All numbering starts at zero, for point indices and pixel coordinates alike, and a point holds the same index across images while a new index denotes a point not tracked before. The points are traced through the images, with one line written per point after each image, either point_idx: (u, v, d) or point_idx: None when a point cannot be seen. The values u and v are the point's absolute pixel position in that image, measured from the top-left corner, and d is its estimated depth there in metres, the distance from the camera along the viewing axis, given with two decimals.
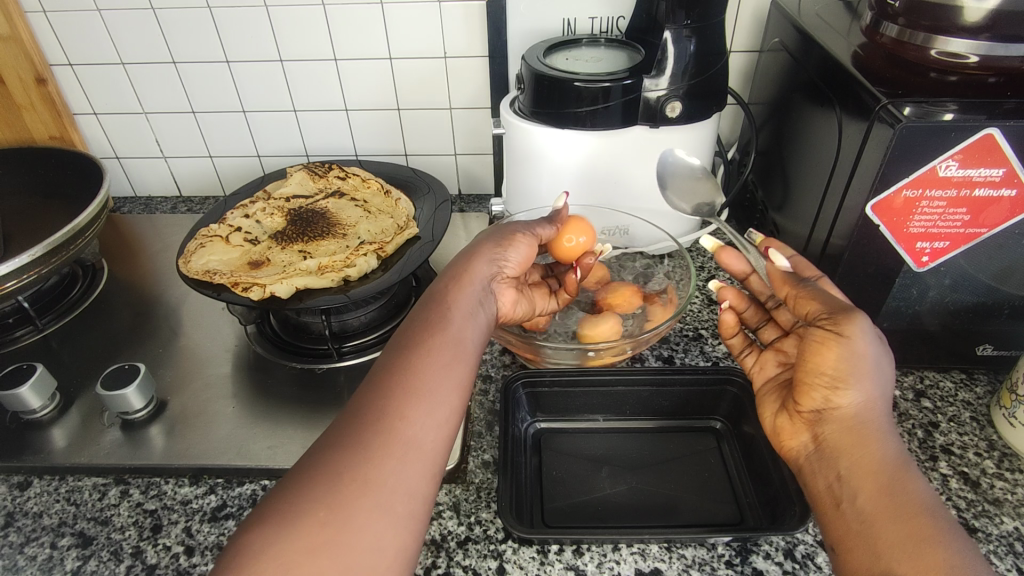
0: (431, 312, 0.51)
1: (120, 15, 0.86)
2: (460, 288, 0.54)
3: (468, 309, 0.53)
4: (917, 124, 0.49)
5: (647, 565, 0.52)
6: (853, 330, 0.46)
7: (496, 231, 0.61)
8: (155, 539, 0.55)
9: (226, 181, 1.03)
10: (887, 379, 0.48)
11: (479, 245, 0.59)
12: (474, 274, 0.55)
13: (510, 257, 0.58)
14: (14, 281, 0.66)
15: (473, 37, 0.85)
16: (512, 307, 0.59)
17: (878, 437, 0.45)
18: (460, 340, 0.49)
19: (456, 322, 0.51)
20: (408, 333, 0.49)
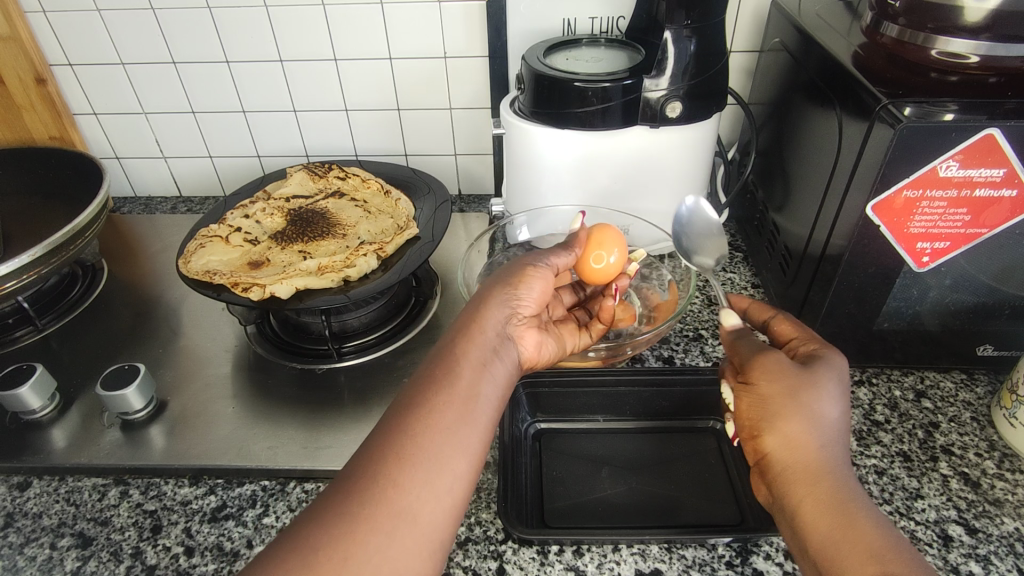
0: (441, 365, 0.47)
1: (119, 15, 0.86)
2: (474, 336, 0.50)
3: (481, 360, 0.48)
4: (918, 124, 0.49)
5: (647, 565, 0.52)
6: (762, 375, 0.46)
7: (510, 267, 0.56)
8: (155, 540, 0.55)
9: (226, 181, 1.03)
10: (831, 400, 0.45)
11: (493, 284, 0.54)
12: (486, 320, 0.51)
13: (523, 296, 0.54)
14: (13, 281, 0.66)
15: (473, 37, 0.85)
16: (537, 350, 0.55)
17: (824, 472, 0.43)
18: (467, 398, 0.45)
19: (467, 377, 0.47)
20: (414, 388, 0.45)
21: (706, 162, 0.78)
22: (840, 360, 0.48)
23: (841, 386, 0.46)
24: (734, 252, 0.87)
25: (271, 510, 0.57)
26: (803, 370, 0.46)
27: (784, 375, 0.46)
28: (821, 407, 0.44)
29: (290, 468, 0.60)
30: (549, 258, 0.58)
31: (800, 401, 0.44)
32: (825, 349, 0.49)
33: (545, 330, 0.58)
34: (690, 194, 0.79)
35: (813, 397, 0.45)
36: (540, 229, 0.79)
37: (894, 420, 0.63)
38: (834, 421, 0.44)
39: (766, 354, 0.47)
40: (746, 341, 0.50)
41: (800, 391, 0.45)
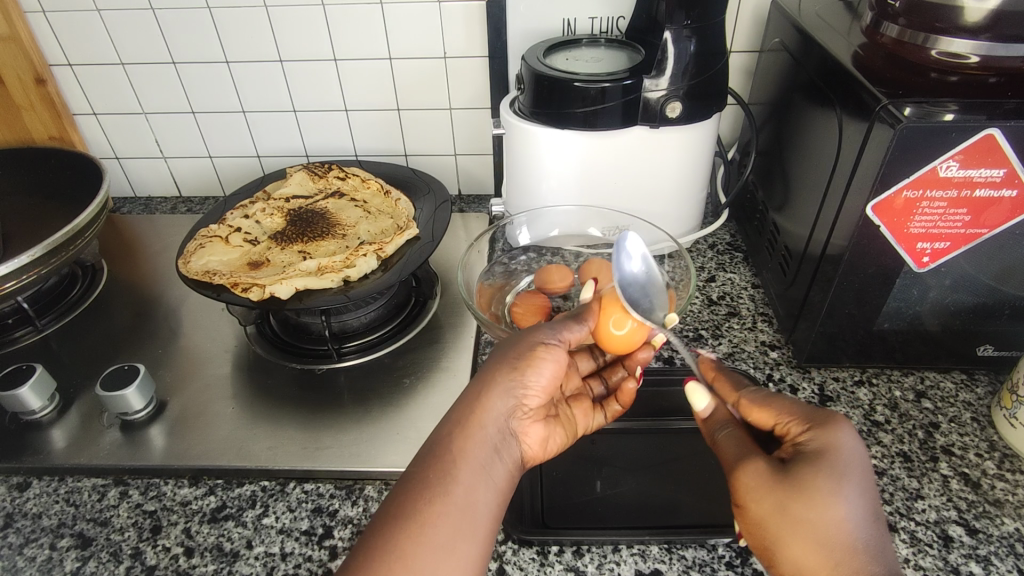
0: (434, 471, 0.45)
1: (119, 15, 0.86)
2: (473, 433, 0.47)
3: (481, 463, 0.46)
4: (918, 124, 0.49)
5: (647, 566, 0.52)
6: (750, 479, 0.43)
7: (517, 343, 0.51)
8: (155, 540, 0.55)
9: (226, 181, 1.03)
10: (835, 504, 0.40)
11: (498, 365, 0.50)
12: (488, 413, 0.48)
13: (534, 383, 0.50)
14: (13, 281, 0.66)
15: (473, 37, 0.85)
16: (540, 443, 0.52)
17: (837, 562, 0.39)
18: (461, 509, 0.44)
19: (462, 484, 0.44)
20: (400, 499, 0.43)
21: (706, 161, 0.78)
22: (839, 441, 0.42)
23: (846, 477, 0.41)
24: (734, 251, 0.87)
25: (271, 510, 0.57)
26: (789, 477, 0.41)
27: (771, 493, 0.41)
28: (824, 519, 0.40)
29: (290, 469, 0.60)
30: (561, 331, 0.53)
31: (796, 521, 0.40)
32: (815, 431, 0.43)
33: (553, 418, 0.55)
34: (690, 194, 0.79)
35: (807, 513, 0.40)
36: (540, 229, 0.79)
37: (894, 420, 0.63)
38: (843, 528, 0.40)
39: (746, 467, 0.43)
40: (728, 442, 0.46)
41: (791, 512, 0.40)
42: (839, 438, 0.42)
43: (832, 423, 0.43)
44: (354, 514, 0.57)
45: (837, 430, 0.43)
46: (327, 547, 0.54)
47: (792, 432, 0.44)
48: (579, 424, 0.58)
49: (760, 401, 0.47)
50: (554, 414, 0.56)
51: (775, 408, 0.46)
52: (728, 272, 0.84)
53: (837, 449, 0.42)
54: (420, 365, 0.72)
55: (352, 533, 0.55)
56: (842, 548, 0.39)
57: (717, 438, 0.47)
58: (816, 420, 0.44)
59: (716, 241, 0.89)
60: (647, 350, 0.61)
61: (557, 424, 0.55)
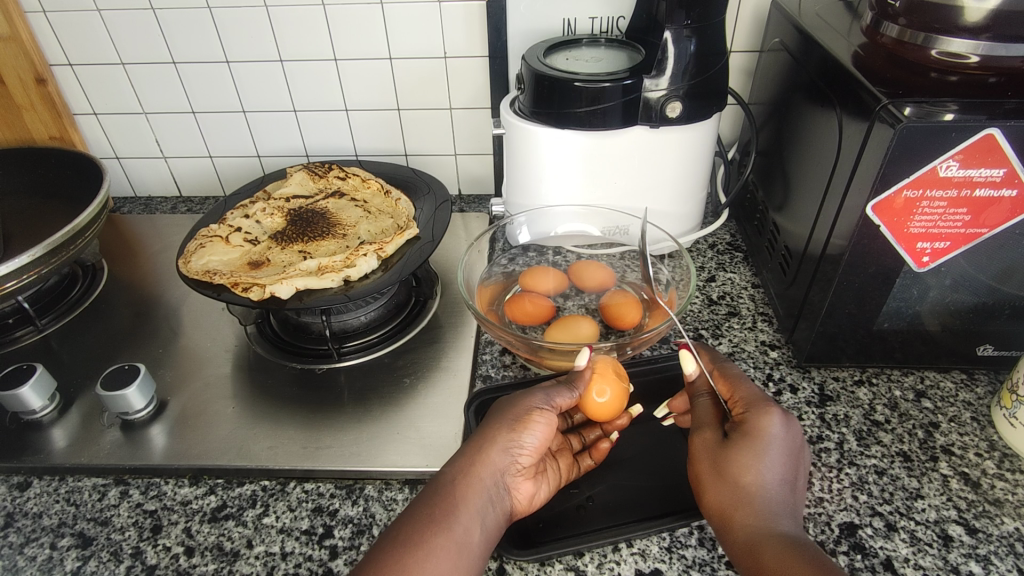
0: (436, 508, 0.46)
1: (120, 15, 0.86)
2: (472, 482, 0.48)
3: (478, 509, 0.47)
4: (918, 123, 0.48)
5: (647, 565, 0.52)
6: (699, 439, 0.50)
7: (513, 404, 0.53)
8: (155, 540, 0.55)
9: (226, 181, 1.03)
10: (753, 471, 0.46)
11: (498, 423, 0.51)
12: (487, 465, 0.49)
13: (528, 442, 0.50)
14: (14, 281, 0.66)
15: (473, 36, 0.85)
16: (530, 500, 0.52)
17: (764, 517, 0.44)
18: (459, 545, 0.45)
19: (462, 525, 0.46)
20: (404, 529, 0.45)
21: (706, 161, 0.78)
22: (770, 426, 0.47)
23: (771, 452, 0.46)
24: (733, 251, 0.87)
25: (271, 510, 0.57)
26: (723, 446, 0.48)
27: (709, 454, 0.48)
28: (744, 476, 0.46)
29: (290, 469, 0.60)
30: (554, 397, 0.53)
31: (717, 474, 0.47)
32: (751, 414, 0.48)
33: (541, 474, 0.54)
34: (690, 193, 0.80)
35: (728, 468, 0.46)
36: (540, 229, 0.79)
37: (894, 420, 0.63)
38: (756, 488, 0.45)
39: (699, 433, 0.51)
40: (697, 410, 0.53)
41: (714, 464, 0.48)
42: (771, 424, 0.47)
43: (770, 412, 0.48)
44: (354, 513, 0.57)
45: (771, 410, 0.48)
46: (327, 546, 0.54)
47: (737, 409, 0.50)
48: (562, 480, 0.56)
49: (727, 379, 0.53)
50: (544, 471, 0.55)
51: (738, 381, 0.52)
52: (729, 272, 0.84)
53: (768, 430, 0.47)
54: (420, 364, 0.72)
55: (352, 532, 0.55)
56: (749, 502, 0.45)
57: (696, 401, 0.53)
58: (757, 407, 0.49)
59: (716, 241, 0.89)
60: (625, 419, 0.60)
61: (546, 482, 0.54)
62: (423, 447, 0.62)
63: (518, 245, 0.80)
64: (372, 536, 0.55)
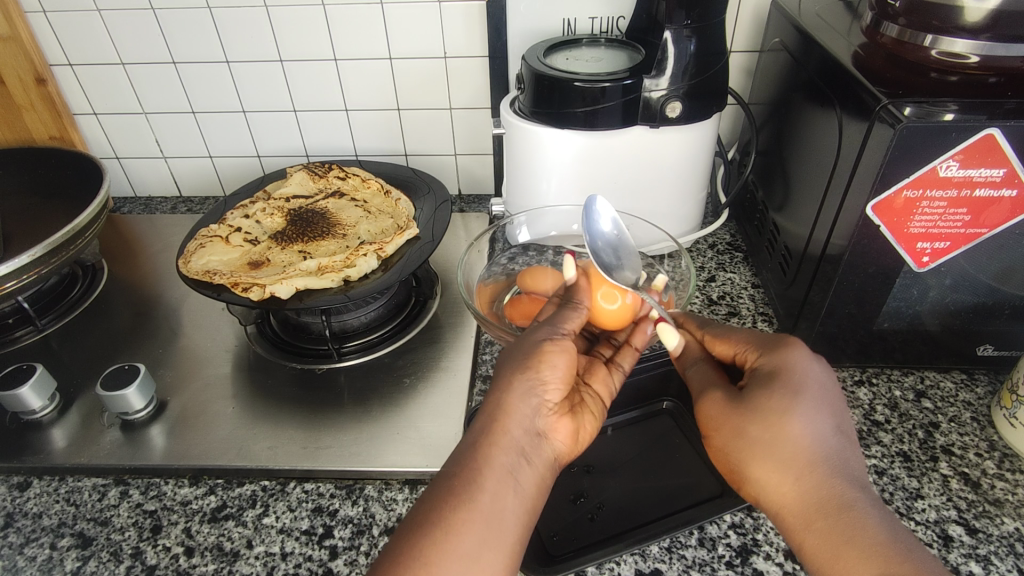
0: (454, 479, 0.45)
1: (120, 16, 0.86)
2: (499, 441, 0.47)
3: (507, 468, 0.46)
4: (917, 123, 0.48)
5: (647, 565, 0.52)
6: (713, 400, 0.48)
7: (523, 345, 0.51)
8: (155, 540, 0.55)
9: (226, 181, 1.03)
10: (792, 424, 0.44)
11: (511, 370, 0.49)
12: (512, 416, 0.47)
13: (550, 378, 0.49)
14: (14, 281, 0.66)
15: (472, 36, 0.85)
16: (571, 438, 0.50)
17: (821, 478, 0.43)
18: (488, 513, 0.43)
19: (488, 493, 0.44)
20: (425, 507, 0.43)
21: (706, 161, 0.78)
22: (795, 370, 0.47)
23: (806, 397, 0.45)
24: (733, 251, 0.87)
25: (271, 510, 0.57)
26: (747, 399, 0.46)
27: (730, 415, 0.47)
28: (787, 433, 0.44)
29: (290, 469, 0.60)
30: (561, 324, 0.52)
31: (757, 437, 0.45)
32: (770, 357, 0.48)
33: (579, 408, 0.52)
34: (689, 193, 0.80)
35: (761, 428, 0.45)
36: (540, 229, 0.78)
37: (894, 420, 0.63)
38: (804, 444, 0.44)
39: (708, 397, 0.49)
40: (695, 376, 0.52)
41: (748, 426, 0.46)
42: (793, 364, 0.47)
43: (788, 350, 0.48)
44: (354, 513, 0.57)
45: (791, 352, 0.48)
46: (327, 547, 0.54)
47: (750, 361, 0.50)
48: (603, 403, 0.54)
49: (722, 336, 0.53)
50: (578, 403, 0.52)
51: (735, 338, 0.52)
52: (729, 272, 0.84)
53: (794, 372, 0.47)
54: (420, 364, 0.72)
55: (352, 532, 0.55)
56: (797, 459, 0.44)
57: (688, 374, 0.52)
58: (772, 349, 0.49)
59: (716, 241, 0.89)
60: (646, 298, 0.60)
61: (585, 413, 0.52)
62: (422, 447, 0.62)
63: (518, 244, 0.80)
64: (372, 537, 0.55)
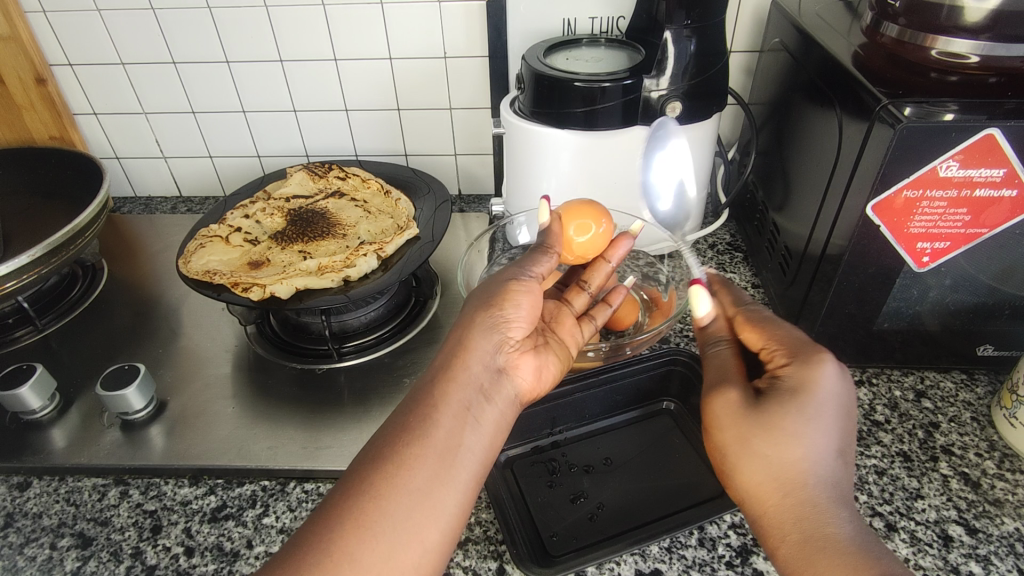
0: (407, 416, 0.44)
1: (120, 16, 0.86)
2: (455, 378, 0.47)
3: (464, 404, 0.45)
4: (917, 124, 0.48)
5: (647, 565, 0.52)
6: (716, 401, 0.46)
7: (489, 288, 0.52)
8: (155, 540, 0.55)
9: (226, 181, 1.03)
10: (796, 442, 0.42)
11: (474, 311, 0.51)
12: (472, 354, 0.48)
13: (513, 316, 0.50)
14: (14, 281, 0.66)
15: (472, 36, 0.85)
16: (535, 377, 0.51)
17: (815, 500, 0.41)
18: (441, 450, 0.43)
19: (443, 428, 0.44)
20: (378, 441, 0.43)
21: (706, 161, 0.78)
22: (818, 379, 0.44)
23: (817, 413, 0.43)
24: (734, 251, 0.87)
25: (271, 510, 0.57)
26: (758, 408, 0.44)
27: (733, 418, 0.45)
28: (787, 449, 0.42)
29: (290, 469, 0.60)
30: (531, 267, 0.54)
31: (757, 446, 0.43)
32: (796, 366, 0.45)
33: (543, 348, 0.54)
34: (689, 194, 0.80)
35: (762, 439, 0.43)
36: (541, 229, 0.78)
37: (894, 420, 0.63)
38: (804, 462, 0.42)
39: (720, 395, 0.46)
40: (714, 361, 0.49)
41: (750, 434, 0.43)
42: (819, 377, 0.44)
43: (817, 360, 0.45)
44: None
45: (818, 364, 0.44)
46: None
47: (778, 361, 0.46)
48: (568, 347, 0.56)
49: (754, 325, 0.49)
50: (543, 343, 0.54)
51: (769, 333, 0.48)
52: (729, 272, 0.84)
53: (812, 386, 0.44)
54: (420, 364, 0.72)
55: None
56: (793, 476, 0.42)
57: (707, 356, 0.50)
58: (800, 356, 0.45)
59: (716, 241, 0.89)
60: (623, 242, 0.63)
61: (548, 353, 0.53)
62: None
63: (518, 245, 0.79)
64: None
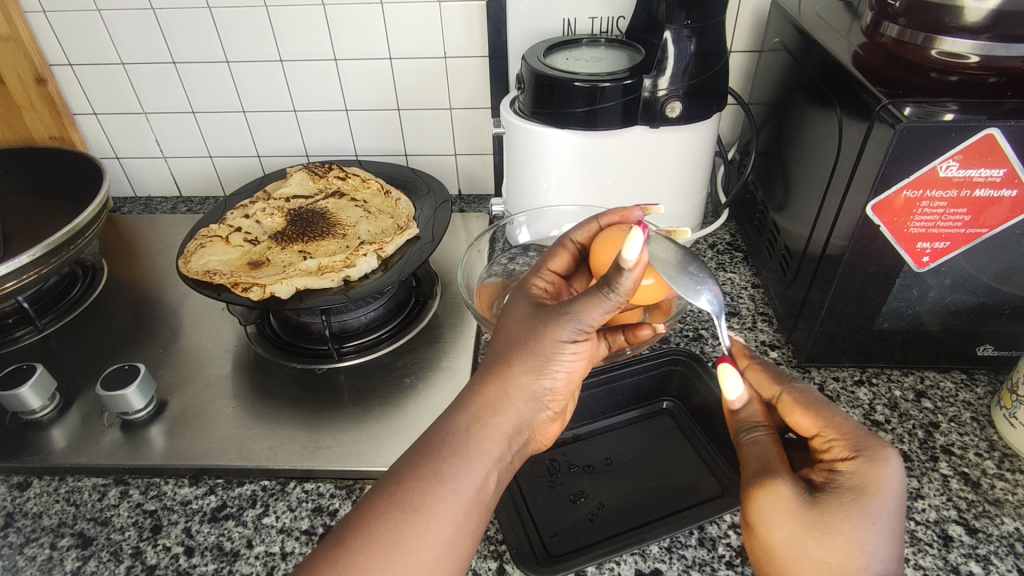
0: (435, 460, 0.42)
1: (120, 15, 0.86)
2: (487, 429, 0.45)
3: (491, 458, 0.44)
4: (917, 124, 0.48)
5: (647, 565, 0.52)
6: (768, 498, 0.42)
7: (531, 328, 0.47)
8: (155, 540, 0.55)
9: (226, 181, 1.03)
10: (859, 555, 0.40)
11: (514, 360, 0.46)
12: (506, 408, 0.46)
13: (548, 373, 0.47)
14: (13, 281, 0.66)
15: (473, 37, 0.85)
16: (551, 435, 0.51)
17: None
18: (467, 507, 0.42)
19: (471, 480, 0.43)
20: (403, 483, 0.41)
21: (706, 161, 0.78)
22: (882, 479, 0.41)
23: (880, 517, 0.40)
24: (734, 251, 0.87)
25: (271, 510, 0.57)
26: (818, 508, 0.41)
27: (789, 522, 0.41)
28: (849, 560, 0.40)
29: (290, 469, 0.60)
30: (583, 320, 0.45)
31: (815, 553, 0.40)
32: (861, 461, 0.41)
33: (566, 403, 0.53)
34: (690, 194, 0.80)
35: (824, 548, 0.40)
36: (540, 229, 0.78)
37: (894, 420, 0.63)
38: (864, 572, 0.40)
39: (770, 489, 0.42)
40: (753, 451, 0.45)
41: (809, 542, 0.40)
42: (883, 477, 0.41)
43: (879, 457, 0.41)
44: None
45: (881, 462, 0.41)
46: None
47: (831, 450, 0.43)
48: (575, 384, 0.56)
49: (808, 402, 0.46)
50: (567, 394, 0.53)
51: (822, 418, 0.44)
52: (728, 271, 0.84)
53: (877, 487, 0.40)
54: (420, 364, 0.72)
55: None
56: None
57: (743, 448, 0.45)
58: (865, 448, 0.42)
59: (716, 241, 0.89)
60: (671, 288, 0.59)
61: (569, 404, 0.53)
62: None
63: (518, 245, 0.79)
64: None
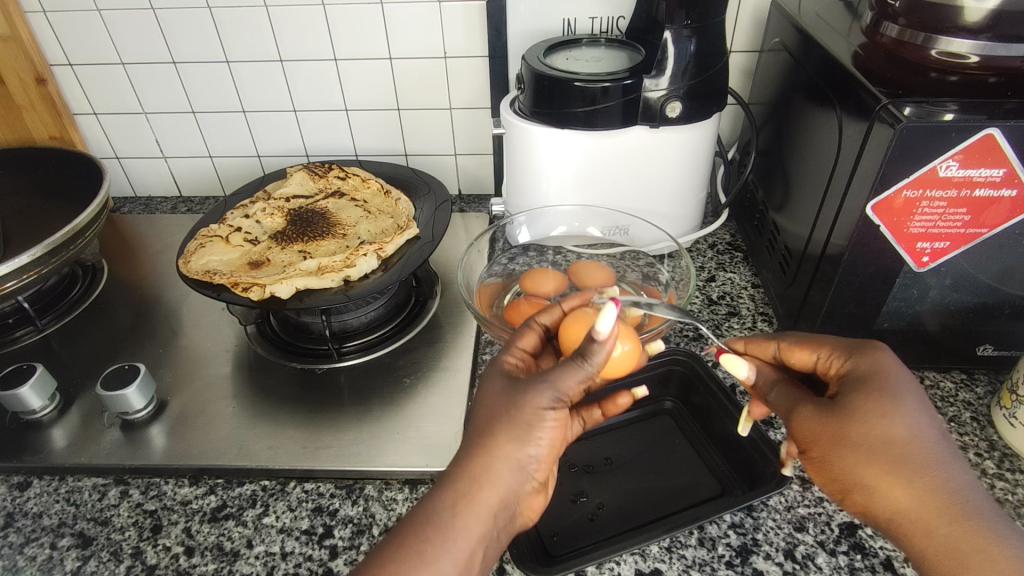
0: (418, 541, 0.40)
1: (120, 15, 0.86)
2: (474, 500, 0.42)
3: (479, 531, 0.42)
4: (917, 124, 0.48)
5: (647, 565, 0.52)
6: (807, 420, 0.44)
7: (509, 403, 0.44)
8: (155, 539, 0.55)
9: (226, 181, 1.03)
10: (900, 423, 0.41)
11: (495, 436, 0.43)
12: (494, 482, 0.43)
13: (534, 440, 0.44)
14: (13, 281, 0.66)
15: (473, 37, 0.85)
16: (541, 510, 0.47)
17: (937, 474, 0.40)
18: None
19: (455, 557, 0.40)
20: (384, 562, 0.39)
21: (706, 160, 0.78)
22: (885, 364, 0.44)
23: (903, 392, 0.42)
24: (733, 251, 0.87)
25: (271, 510, 0.57)
26: (846, 401, 0.43)
27: (831, 431, 0.42)
28: (895, 432, 0.41)
29: (290, 469, 0.60)
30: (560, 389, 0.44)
31: (865, 444, 0.41)
32: (859, 358, 0.45)
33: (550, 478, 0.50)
34: (690, 194, 0.80)
35: (870, 431, 0.41)
36: (540, 228, 0.79)
37: None
38: (914, 441, 0.41)
39: (803, 413, 0.44)
40: (775, 398, 0.47)
41: (856, 438, 0.42)
42: (881, 360, 0.45)
43: (872, 349, 0.46)
44: (354, 513, 0.57)
45: (876, 354, 0.45)
46: (327, 546, 0.54)
47: (833, 367, 0.47)
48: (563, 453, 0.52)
49: (798, 343, 0.50)
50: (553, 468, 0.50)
51: (814, 345, 0.49)
52: (728, 271, 0.84)
53: (883, 370, 0.44)
54: (420, 364, 0.72)
55: (352, 532, 0.55)
56: (909, 455, 0.40)
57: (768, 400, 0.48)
58: (858, 349, 0.46)
59: (716, 241, 0.89)
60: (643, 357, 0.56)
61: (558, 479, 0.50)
62: (421, 448, 0.62)
63: (518, 245, 0.79)
64: (371, 536, 0.55)
